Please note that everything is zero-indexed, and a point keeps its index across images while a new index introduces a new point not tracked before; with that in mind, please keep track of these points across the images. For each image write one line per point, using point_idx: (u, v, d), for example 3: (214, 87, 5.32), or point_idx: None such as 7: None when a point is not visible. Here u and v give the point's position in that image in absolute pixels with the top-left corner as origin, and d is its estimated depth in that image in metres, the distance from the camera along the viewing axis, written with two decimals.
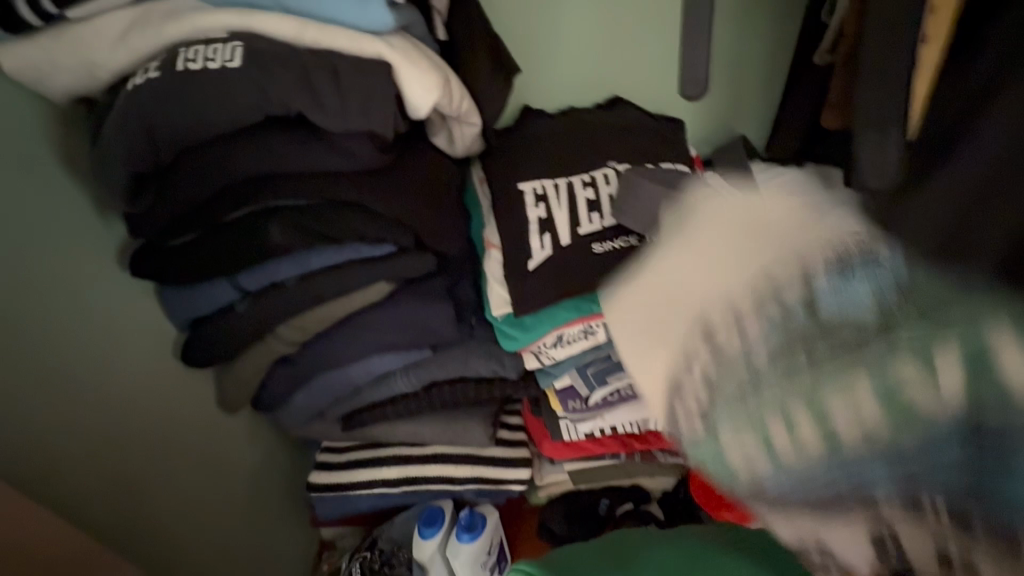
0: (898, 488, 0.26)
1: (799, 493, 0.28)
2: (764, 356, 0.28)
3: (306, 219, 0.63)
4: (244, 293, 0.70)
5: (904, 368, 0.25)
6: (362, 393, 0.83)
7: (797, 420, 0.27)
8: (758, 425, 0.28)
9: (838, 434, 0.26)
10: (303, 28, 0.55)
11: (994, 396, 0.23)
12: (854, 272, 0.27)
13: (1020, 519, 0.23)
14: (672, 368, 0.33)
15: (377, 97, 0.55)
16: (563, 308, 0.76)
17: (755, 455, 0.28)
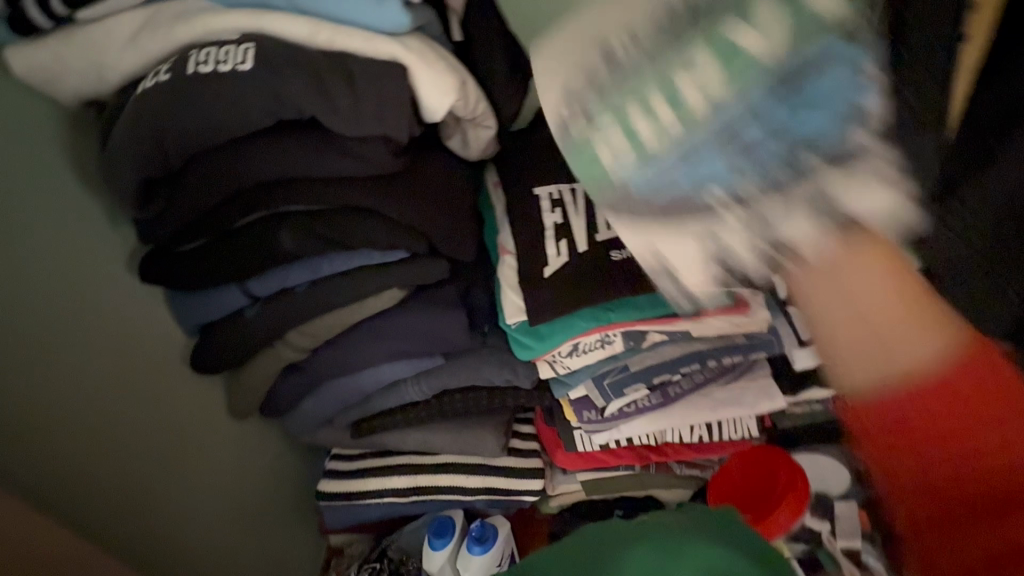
0: (729, 179, 0.30)
1: (655, 193, 0.32)
2: (633, 50, 0.33)
3: (317, 224, 0.62)
4: (254, 299, 0.69)
5: (734, 32, 0.30)
6: (372, 400, 0.82)
7: (652, 107, 0.32)
8: (624, 117, 0.32)
9: (687, 108, 0.31)
10: (316, 29, 0.53)
11: (806, 22, 0.28)
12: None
13: (842, 146, 0.28)
14: (563, 95, 0.36)
15: (391, 101, 0.54)
16: (580, 317, 0.73)
17: (620, 147, 0.33)
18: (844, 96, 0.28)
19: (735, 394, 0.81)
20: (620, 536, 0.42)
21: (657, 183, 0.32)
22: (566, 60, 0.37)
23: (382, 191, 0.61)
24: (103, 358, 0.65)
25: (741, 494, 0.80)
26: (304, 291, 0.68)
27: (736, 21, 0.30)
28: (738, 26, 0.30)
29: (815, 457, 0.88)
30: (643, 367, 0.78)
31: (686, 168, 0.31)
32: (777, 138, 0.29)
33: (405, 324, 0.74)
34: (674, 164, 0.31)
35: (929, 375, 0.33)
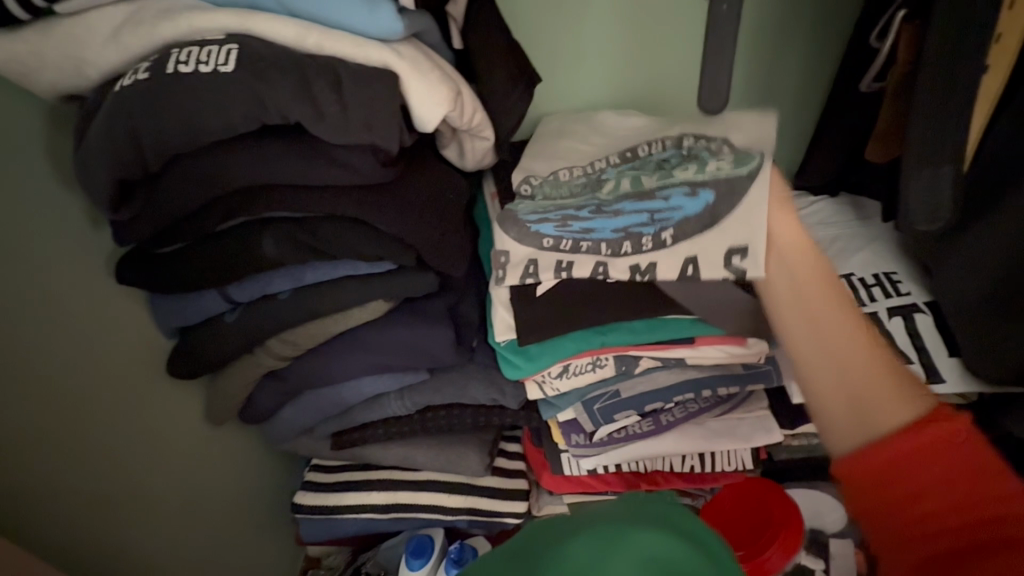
0: (581, 228, 0.66)
1: (537, 215, 0.68)
2: (569, 158, 0.80)
3: (302, 233, 0.60)
4: (234, 304, 0.68)
5: (629, 171, 0.72)
6: (354, 411, 0.80)
7: (561, 184, 0.74)
8: (552, 187, 0.74)
9: (583, 191, 0.72)
10: (305, 32, 0.51)
11: (641, 174, 0.71)
12: (636, 158, 0.75)
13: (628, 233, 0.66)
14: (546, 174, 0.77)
15: (381, 110, 0.52)
16: (571, 339, 0.71)
17: (540, 199, 0.71)
18: (651, 209, 0.66)
19: (729, 425, 0.78)
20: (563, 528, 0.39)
21: (537, 209, 0.69)
22: (541, 151, 0.82)
23: (370, 201, 0.59)
24: (75, 362, 0.63)
25: (737, 517, 0.77)
26: (287, 299, 0.67)
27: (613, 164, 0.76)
28: (631, 165, 0.73)
29: (812, 495, 0.85)
30: (633, 393, 0.76)
31: (533, 222, 0.67)
32: (609, 213, 0.67)
33: (390, 337, 0.72)
34: (538, 212, 0.68)
35: (890, 414, 0.46)
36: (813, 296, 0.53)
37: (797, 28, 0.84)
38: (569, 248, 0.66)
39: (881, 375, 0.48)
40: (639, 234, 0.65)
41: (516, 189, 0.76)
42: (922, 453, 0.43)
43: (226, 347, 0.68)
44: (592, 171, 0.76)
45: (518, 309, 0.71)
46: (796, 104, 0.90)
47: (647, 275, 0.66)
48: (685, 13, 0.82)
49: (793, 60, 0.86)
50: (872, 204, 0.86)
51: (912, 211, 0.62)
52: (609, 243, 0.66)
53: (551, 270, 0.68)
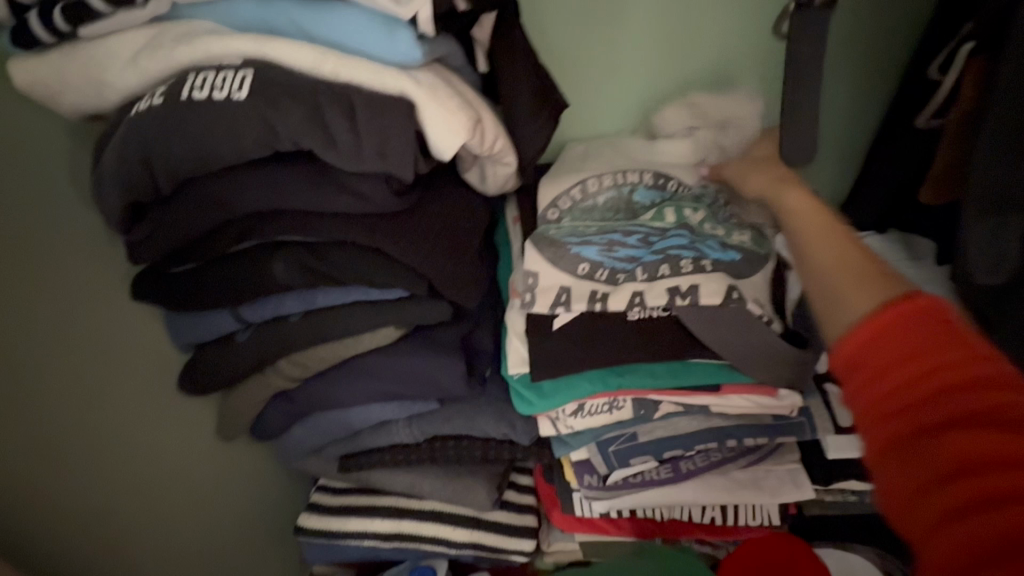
0: (623, 257, 0.66)
1: (579, 239, 0.68)
2: (590, 175, 0.77)
3: (312, 259, 0.59)
4: (246, 324, 0.67)
5: (665, 196, 0.73)
6: (363, 436, 0.78)
7: (599, 200, 0.74)
8: (590, 204, 0.73)
9: (620, 211, 0.72)
10: (322, 57, 0.50)
11: (678, 200, 0.72)
12: (669, 177, 0.75)
13: (669, 260, 0.65)
14: (576, 185, 0.76)
15: (395, 139, 0.50)
16: (587, 378, 0.68)
17: (581, 222, 0.71)
18: (693, 242, 0.66)
19: (756, 477, 0.73)
20: None
21: (580, 233, 0.69)
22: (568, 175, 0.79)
23: (382, 229, 0.57)
24: (86, 381, 0.63)
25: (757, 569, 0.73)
26: (297, 322, 0.65)
27: (645, 178, 0.75)
28: (665, 186, 0.75)
29: (846, 557, 0.77)
30: (652, 438, 0.72)
31: (574, 244, 0.67)
32: (652, 241, 0.67)
33: (398, 365, 0.70)
34: (580, 236, 0.68)
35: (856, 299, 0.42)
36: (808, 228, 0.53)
37: (847, 53, 0.78)
38: (606, 278, 0.65)
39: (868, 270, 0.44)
40: (678, 256, 0.65)
41: (542, 214, 0.74)
42: (889, 327, 0.38)
43: (238, 367, 0.67)
44: (622, 184, 0.75)
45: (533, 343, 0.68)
46: (844, 132, 0.84)
47: (687, 297, 0.63)
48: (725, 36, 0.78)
49: (842, 86, 0.80)
50: (924, 244, 0.80)
51: (970, 262, 0.56)
52: (646, 267, 0.65)
53: (585, 299, 0.65)
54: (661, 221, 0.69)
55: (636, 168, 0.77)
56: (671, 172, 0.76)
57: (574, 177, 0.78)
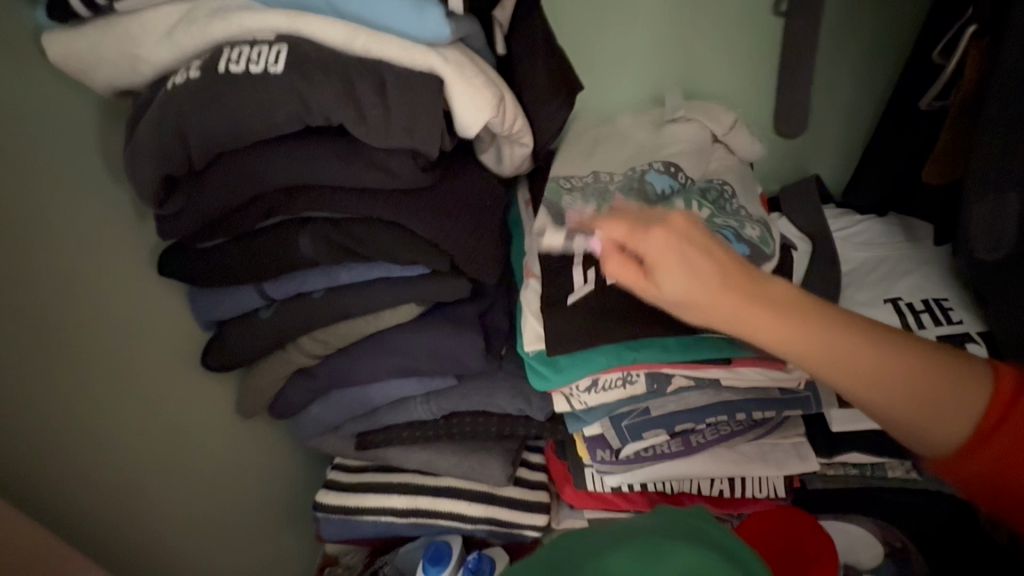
0: None
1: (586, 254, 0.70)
2: (600, 171, 0.78)
3: (339, 235, 0.61)
4: (268, 301, 0.69)
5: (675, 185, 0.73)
6: (380, 413, 0.80)
7: (609, 191, 0.74)
8: (600, 195, 0.73)
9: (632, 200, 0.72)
10: (354, 34, 0.51)
11: (685, 189, 0.73)
12: (678, 168, 0.75)
13: None
14: (584, 181, 0.77)
15: (426, 114, 0.51)
16: (603, 354, 0.69)
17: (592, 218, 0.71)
18: None
19: (763, 450, 0.76)
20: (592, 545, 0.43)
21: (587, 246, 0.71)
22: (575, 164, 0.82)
23: (407, 206, 0.59)
24: (116, 355, 0.64)
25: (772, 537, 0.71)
26: (321, 299, 0.67)
27: (658, 167, 0.75)
28: (676, 174, 0.75)
29: (846, 527, 0.80)
30: (664, 412, 0.74)
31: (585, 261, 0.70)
32: None
33: (418, 342, 0.71)
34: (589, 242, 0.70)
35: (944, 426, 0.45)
36: (740, 318, 0.46)
37: (850, 39, 0.81)
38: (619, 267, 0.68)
39: (872, 357, 0.45)
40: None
41: (557, 188, 0.76)
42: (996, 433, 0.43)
43: (260, 343, 0.69)
44: (633, 173, 0.75)
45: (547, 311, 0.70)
46: (848, 118, 0.87)
47: None
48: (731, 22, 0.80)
49: (846, 72, 0.83)
50: (923, 226, 0.83)
51: (973, 238, 0.60)
52: None
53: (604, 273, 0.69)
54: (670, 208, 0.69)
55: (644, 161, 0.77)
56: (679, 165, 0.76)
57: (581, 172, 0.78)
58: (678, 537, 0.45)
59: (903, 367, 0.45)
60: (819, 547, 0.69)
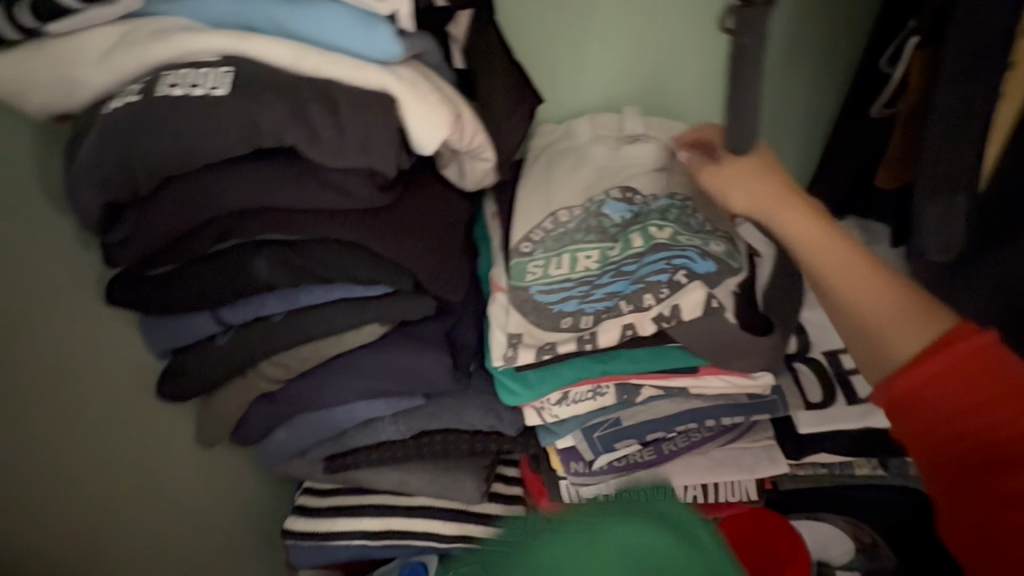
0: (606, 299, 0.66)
1: (554, 294, 0.70)
2: (562, 200, 0.79)
3: (295, 257, 0.60)
4: (226, 326, 0.67)
5: (634, 211, 0.75)
6: (348, 435, 0.78)
7: (572, 236, 0.74)
8: (564, 234, 0.75)
9: (593, 233, 0.74)
10: (301, 54, 0.50)
11: (645, 210, 0.75)
12: (635, 192, 0.77)
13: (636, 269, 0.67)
14: (548, 211, 0.79)
15: (378, 134, 0.51)
16: (571, 366, 0.69)
17: (557, 260, 0.73)
18: (661, 259, 0.67)
19: (734, 455, 0.77)
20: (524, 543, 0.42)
21: (550, 286, 0.71)
22: (540, 180, 0.83)
23: (365, 225, 0.59)
24: (58, 385, 0.62)
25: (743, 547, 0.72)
26: (280, 323, 0.66)
27: (615, 196, 0.77)
28: (638, 198, 0.77)
29: (817, 526, 0.81)
30: (635, 422, 0.74)
31: (556, 303, 0.69)
32: (625, 269, 0.68)
33: (384, 363, 0.70)
34: (556, 283, 0.71)
35: (899, 339, 0.52)
36: (767, 208, 0.60)
37: (803, 48, 0.83)
38: (588, 323, 0.66)
39: (873, 281, 0.55)
40: (657, 284, 0.65)
41: (515, 247, 0.76)
42: (939, 376, 0.48)
43: (219, 370, 0.67)
44: (591, 204, 0.77)
45: (520, 348, 0.68)
46: (807, 125, 0.89)
47: (673, 320, 0.64)
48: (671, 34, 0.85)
49: (803, 80, 0.85)
50: (881, 228, 0.85)
51: (923, 242, 0.61)
52: (630, 299, 0.65)
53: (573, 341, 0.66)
54: (629, 250, 0.69)
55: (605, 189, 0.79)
56: (636, 189, 0.78)
57: (544, 205, 0.80)
58: (638, 517, 0.41)
59: (895, 293, 0.54)
60: (794, 555, 0.69)
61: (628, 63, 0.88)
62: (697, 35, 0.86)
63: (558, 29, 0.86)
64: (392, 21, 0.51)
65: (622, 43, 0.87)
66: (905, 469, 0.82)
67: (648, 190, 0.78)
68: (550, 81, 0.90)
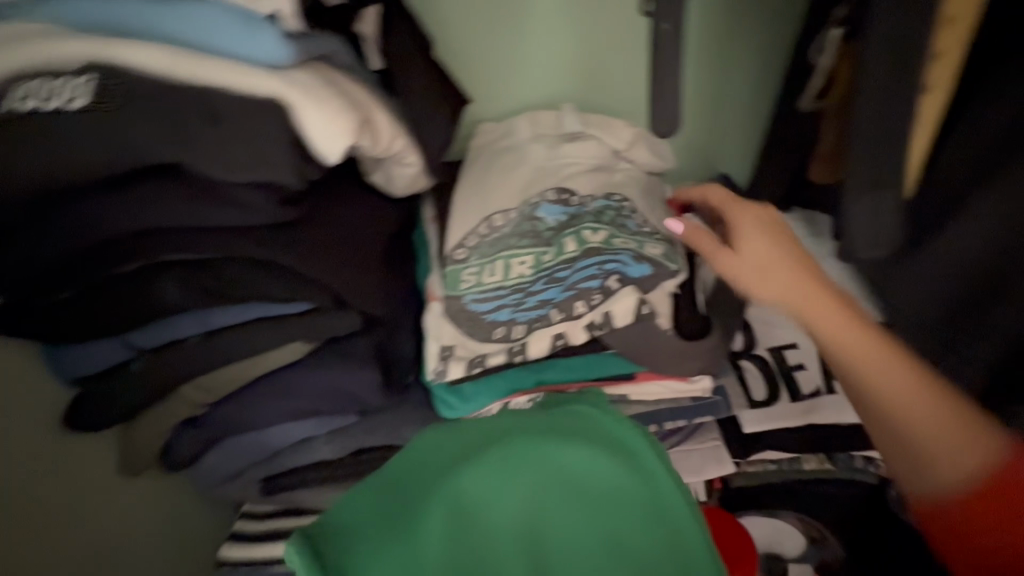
0: (540, 305, 0.65)
1: (486, 301, 0.67)
2: (499, 201, 0.77)
3: (198, 277, 0.55)
4: (136, 352, 0.62)
5: (568, 212, 0.73)
6: (282, 456, 0.74)
7: (507, 240, 0.72)
8: (499, 238, 0.72)
9: (528, 237, 0.71)
10: (175, 59, 0.46)
11: (580, 211, 0.72)
12: (571, 193, 0.75)
13: (567, 275, 0.65)
14: (484, 214, 0.76)
15: (268, 142, 0.47)
16: (506, 377, 0.67)
17: (491, 266, 0.70)
18: (594, 263, 0.65)
19: (683, 458, 0.75)
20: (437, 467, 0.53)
21: (483, 293, 0.68)
22: (477, 181, 0.80)
23: (274, 240, 0.56)
24: None
25: None
26: (192, 347, 0.61)
27: (551, 197, 0.74)
28: (575, 199, 0.74)
29: (771, 522, 0.81)
30: None
31: (488, 312, 0.67)
32: (556, 275, 0.66)
33: (312, 382, 0.66)
34: (490, 290, 0.68)
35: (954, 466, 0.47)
36: (793, 296, 0.55)
37: (740, 39, 0.81)
38: (519, 333, 0.64)
39: (909, 375, 0.50)
40: (589, 291, 0.63)
41: (449, 253, 0.73)
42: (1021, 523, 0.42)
43: (132, 400, 0.62)
44: (526, 206, 0.75)
45: (451, 361, 0.66)
46: (748, 117, 0.87)
47: (603, 328, 0.63)
48: (604, 27, 0.83)
49: (741, 72, 0.83)
50: (825, 220, 0.84)
51: (853, 240, 0.59)
52: (561, 307, 0.64)
53: (503, 353, 0.65)
54: (563, 254, 0.67)
55: (542, 189, 0.77)
56: (573, 190, 0.75)
57: (480, 206, 0.77)
58: (605, 450, 0.51)
59: (941, 414, 0.48)
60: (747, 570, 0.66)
61: (565, 58, 0.86)
62: (634, 26, 0.83)
63: (491, 23, 0.83)
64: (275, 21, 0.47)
65: (558, 36, 0.84)
66: (853, 462, 0.77)
67: (585, 190, 0.76)
68: (487, 78, 0.87)
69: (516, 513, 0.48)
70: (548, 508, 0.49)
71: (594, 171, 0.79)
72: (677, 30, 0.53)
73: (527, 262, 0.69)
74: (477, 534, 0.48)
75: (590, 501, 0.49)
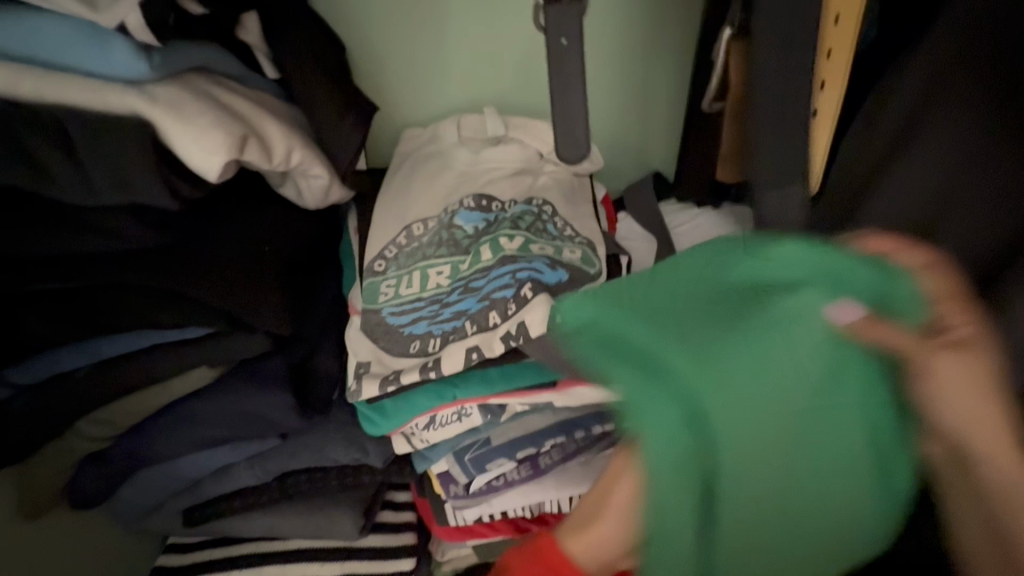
0: (456, 317, 0.64)
1: (403, 315, 0.66)
2: (421, 210, 0.75)
3: (74, 305, 0.53)
4: (19, 389, 0.57)
5: (486, 218, 0.72)
6: (204, 485, 0.70)
7: (426, 251, 0.70)
8: (420, 248, 0.71)
9: (448, 246, 0.70)
10: (21, 76, 0.45)
11: (500, 217, 0.72)
12: (490, 200, 0.74)
13: (481, 284, 0.65)
14: (405, 223, 0.74)
15: (131, 167, 0.46)
16: (424, 394, 0.64)
17: (409, 278, 0.68)
18: (506, 272, 0.64)
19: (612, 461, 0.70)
20: (727, 271, 0.39)
21: (400, 307, 0.67)
22: (398, 189, 0.77)
23: (156, 264, 0.54)
24: None
25: None
26: (82, 380, 0.57)
27: (471, 203, 0.73)
28: (495, 204, 0.74)
29: None
30: (506, 440, 0.67)
31: (405, 326, 0.65)
32: (470, 284, 0.65)
33: (222, 407, 0.64)
34: (407, 304, 0.67)
35: None
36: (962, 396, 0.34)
37: (658, 39, 0.80)
38: (435, 347, 0.63)
39: None
40: (504, 300, 0.62)
41: (368, 265, 0.71)
42: None
43: (30, 434, 0.57)
44: (444, 215, 0.73)
45: (365, 379, 0.64)
46: (674, 114, 0.87)
47: (520, 337, 0.60)
48: (520, 27, 0.81)
49: (662, 70, 0.83)
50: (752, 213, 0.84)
51: None
52: (476, 319, 0.62)
53: (416, 370, 0.62)
54: (478, 263, 0.66)
55: (462, 195, 0.75)
56: (493, 197, 0.74)
57: (400, 215, 0.74)
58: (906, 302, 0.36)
59: None
60: None
61: (484, 61, 0.83)
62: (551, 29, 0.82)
63: (405, 28, 0.80)
64: (126, 32, 0.47)
65: (475, 40, 0.82)
66: None
67: (506, 196, 0.75)
68: (407, 83, 0.85)
69: (793, 378, 0.37)
70: (819, 375, 0.37)
71: (517, 176, 0.77)
72: (572, 45, 0.51)
73: (444, 273, 0.68)
74: (761, 364, 0.37)
75: (841, 419, 0.37)
